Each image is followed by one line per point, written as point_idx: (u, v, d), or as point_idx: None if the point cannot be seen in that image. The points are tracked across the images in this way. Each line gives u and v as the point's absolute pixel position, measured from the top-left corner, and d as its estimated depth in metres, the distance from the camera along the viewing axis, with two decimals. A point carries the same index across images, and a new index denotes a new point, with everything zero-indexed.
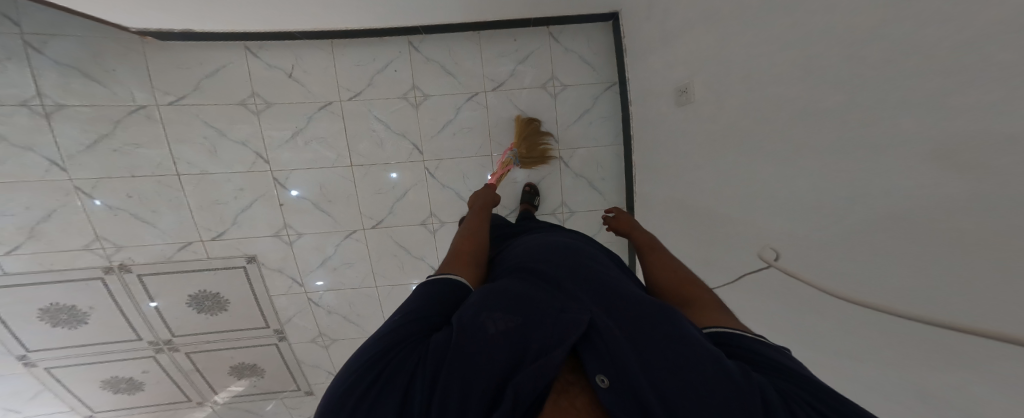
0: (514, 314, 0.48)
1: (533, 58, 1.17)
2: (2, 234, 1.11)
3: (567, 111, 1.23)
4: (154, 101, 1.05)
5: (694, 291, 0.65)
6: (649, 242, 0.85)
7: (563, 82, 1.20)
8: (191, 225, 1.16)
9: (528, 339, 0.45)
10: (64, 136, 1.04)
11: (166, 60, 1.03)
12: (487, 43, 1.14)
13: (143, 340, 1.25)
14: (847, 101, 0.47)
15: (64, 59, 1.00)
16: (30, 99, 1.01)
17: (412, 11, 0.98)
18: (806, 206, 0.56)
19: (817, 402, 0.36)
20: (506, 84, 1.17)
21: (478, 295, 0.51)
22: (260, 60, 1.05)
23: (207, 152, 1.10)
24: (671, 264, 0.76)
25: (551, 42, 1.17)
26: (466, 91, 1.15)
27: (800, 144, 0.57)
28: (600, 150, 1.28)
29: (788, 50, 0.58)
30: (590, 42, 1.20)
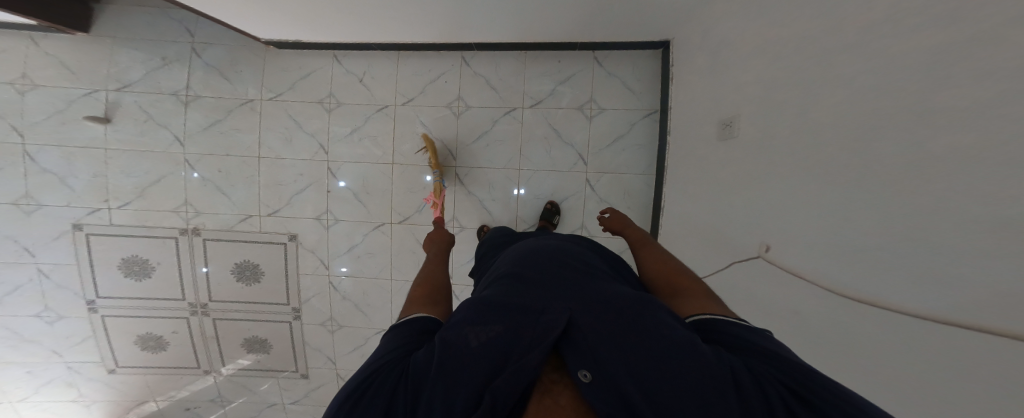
0: (491, 322, 0.48)
1: (574, 80, 1.31)
2: (121, 190, 1.36)
3: (601, 132, 1.32)
4: (258, 96, 1.34)
5: (684, 282, 0.64)
6: (642, 238, 0.85)
7: (601, 105, 1.31)
8: (254, 199, 1.35)
9: (508, 343, 0.44)
10: (191, 122, 1.35)
11: (277, 66, 1.33)
12: (535, 63, 1.30)
13: (184, 301, 1.37)
14: (911, 55, 0.47)
15: (212, 62, 1.35)
16: (179, 90, 1.36)
17: (471, 32, 1.18)
18: (860, 169, 0.54)
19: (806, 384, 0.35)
20: (544, 103, 1.31)
21: (462, 311, 0.51)
22: (343, 66, 1.30)
23: (282, 140, 1.34)
24: (664, 257, 0.76)
25: (595, 66, 1.30)
26: (505, 105, 1.31)
27: (858, 106, 0.56)
28: (630, 177, 1.34)
29: (846, 26, 0.59)
30: (637, 67, 1.30)
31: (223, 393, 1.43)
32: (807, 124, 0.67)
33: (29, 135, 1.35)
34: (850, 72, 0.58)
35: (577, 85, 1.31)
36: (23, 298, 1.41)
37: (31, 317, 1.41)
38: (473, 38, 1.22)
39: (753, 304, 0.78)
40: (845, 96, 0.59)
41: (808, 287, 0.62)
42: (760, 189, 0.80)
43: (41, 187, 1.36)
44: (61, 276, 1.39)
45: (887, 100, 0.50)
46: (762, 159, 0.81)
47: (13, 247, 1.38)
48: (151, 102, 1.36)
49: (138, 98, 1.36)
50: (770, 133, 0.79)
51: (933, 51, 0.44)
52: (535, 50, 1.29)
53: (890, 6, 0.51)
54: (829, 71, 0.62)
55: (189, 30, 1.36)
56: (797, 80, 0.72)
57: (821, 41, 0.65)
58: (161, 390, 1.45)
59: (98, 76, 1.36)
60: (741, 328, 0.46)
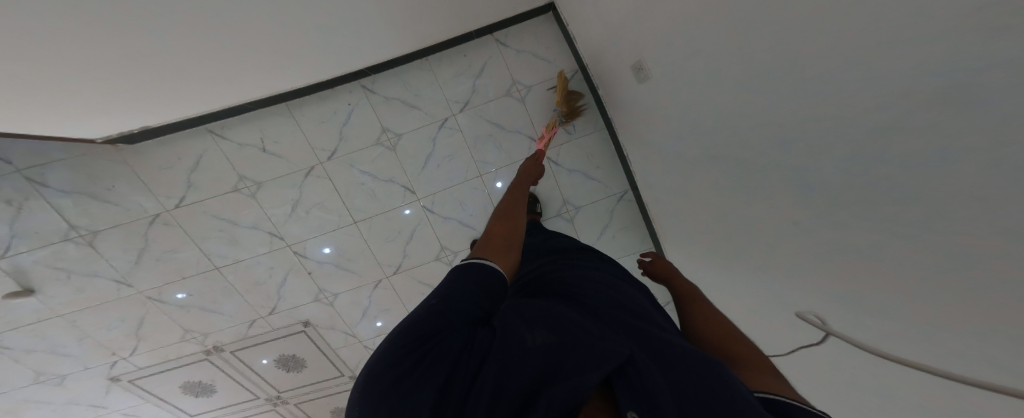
0: (561, 332, 0.34)
1: (487, 69, 1.00)
2: (119, 340, 1.26)
3: (539, 111, 1.03)
4: (162, 208, 1.03)
5: (739, 351, 0.48)
6: (686, 288, 0.69)
7: (527, 84, 1.02)
8: (247, 307, 1.22)
9: (575, 356, 0.31)
10: (117, 260, 1.10)
11: (151, 165, 0.98)
12: (440, 65, 0.98)
13: (260, 397, 1.44)
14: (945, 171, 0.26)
15: (67, 186, 1.01)
16: (69, 233, 1.06)
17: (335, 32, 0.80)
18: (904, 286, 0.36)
19: None
20: (472, 103, 1.01)
21: (522, 305, 0.40)
22: (228, 140, 0.95)
23: (227, 242, 1.09)
24: (714, 315, 0.59)
25: (500, 47, 0.99)
26: (435, 119, 1.00)
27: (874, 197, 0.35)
28: (585, 141, 1.11)
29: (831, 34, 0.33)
30: (537, 35, 1.01)
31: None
32: (804, 171, 0.46)
33: None
34: (855, 143, 0.35)
35: (493, 73, 1.00)
36: None
37: None
38: (335, 45, 0.83)
39: (775, 331, 0.68)
40: (852, 172, 0.37)
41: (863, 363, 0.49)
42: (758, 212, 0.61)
43: (45, 363, 1.29)
44: (145, 410, 1.47)
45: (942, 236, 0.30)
46: (752, 175, 0.59)
47: (81, 407, 1.42)
48: (53, 254, 1.09)
49: (34, 255, 1.08)
50: (752, 149, 0.55)
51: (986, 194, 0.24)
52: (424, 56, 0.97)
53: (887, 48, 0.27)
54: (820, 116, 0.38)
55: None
56: (774, 86, 0.45)
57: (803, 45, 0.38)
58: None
59: None
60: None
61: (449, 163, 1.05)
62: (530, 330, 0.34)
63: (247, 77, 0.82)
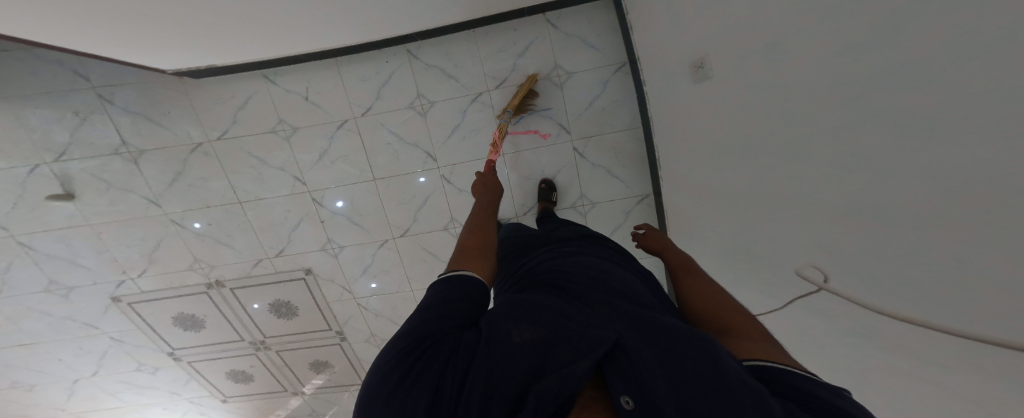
0: (542, 328, 0.46)
1: (532, 50, 1.10)
2: (132, 261, 1.33)
3: (575, 100, 1.15)
4: (204, 139, 1.15)
5: (737, 320, 0.57)
6: (683, 263, 0.77)
7: (568, 70, 1.12)
8: (258, 245, 1.30)
9: (554, 347, 0.42)
10: (154, 180, 1.22)
11: (204, 98, 1.10)
12: (486, 40, 1.08)
13: (245, 340, 1.45)
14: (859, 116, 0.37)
15: (131, 106, 1.13)
16: (120, 148, 1.19)
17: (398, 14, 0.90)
18: (832, 227, 0.47)
19: None
20: (508, 80, 1.11)
21: (507, 308, 0.52)
22: (278, 86, 1.07)
23: (256, 179, 1.21)
24: (710, 286, 0.68)
25: (551, 30, 1.09)
26: (469, 92, 1.11)
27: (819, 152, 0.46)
28: (616, 137, 1.19)
29: (803, 27, 0.46)
30: (592, 20, 1.09)
31: (314, 408, 1.57)
32: (782, 142, 0.55)
33: (12, 226, 1.29)
34: (817, 101, 0.45)
35: (537, 54, 1.10)
36: (117, 357, 1.54)
37: (134, 371, 1.57)
38: (404, 22, 0.95)
39: (757, 308, 0.76)
40: (806, 136, 0.49)
41: (805, 316, 0.59)
42: (747, 194, 0.70)
43: (58, 272, 1.36)
44: (133, 338, 1.48)
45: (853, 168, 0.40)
46: (745, 158, 0.68)
47: (75, 324, 1.46)
48: (100, 167, 1.21)
49: (83, 165, 1.21)
50: (749, 129, 0.65)
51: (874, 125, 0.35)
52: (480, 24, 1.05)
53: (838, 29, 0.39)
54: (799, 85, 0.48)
55: (81, 72, 1.10)
56: (767, 69, 0.56)
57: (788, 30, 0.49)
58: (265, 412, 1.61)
59: (28, 150, 1.19)
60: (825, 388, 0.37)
61: (473, 137, 1.16)
62: (516, 329, 0.45)
63: (319, 34, 0.92)
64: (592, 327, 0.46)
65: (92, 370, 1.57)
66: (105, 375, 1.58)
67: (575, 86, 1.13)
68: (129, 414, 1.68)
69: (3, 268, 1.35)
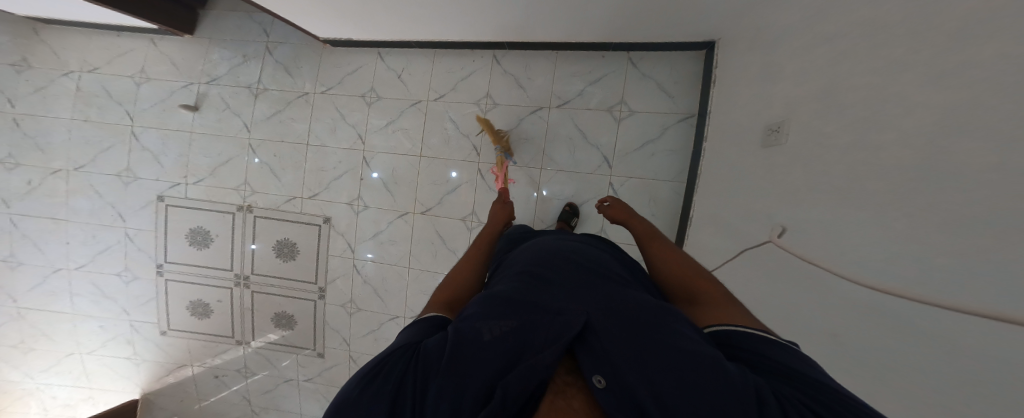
0: (511, 319, 0.47)
1: (603, 81, 1.31)
2: (198, 168, 1.58)
3: (631, 134, 1.31)
4: (312, 90, 1.46)
5: (703, 286, 0.55)
6: (648, 231, 0.75)
7: (632, 108, 1.30)
8: (300, 184, 1.49)
9: (523, 340, 0.44)
10: (258, 111, 1.52)
11: (331, 62, 1.45)
12: (564, 64, 1.33)
13: (231, 272, 1.60)
14: (992, 23, 0.40)
15: (282, 59, 1.50)
16: (253, 84, 1.54)
17: (501, 31, 1.23)
18: (932, 158, 0.46)
19: (817, 404, 0.31)
20: (571, 103, 1.33)
21: (479, 306, 0.52)
22: (385, 63, 1.41)
23: (328, 130, 1.46)
24: (677, 253, 0.66)
25: (630, 68, 1.30)
26: (531, 104, 1.34)
27: (929, 85, 0.48)
28: (659, 184, 1.30)
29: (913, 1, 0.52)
30: (673, 70, 1.28)
31: (247, 363, 1.65)
32: (872, 108, 0.58)
33: (137, 119, 1.63)
34: (924, 46, 0.49)
35: (608, 86, 1.31)
36: (110, 257, 1.69)
37: (112, 275, 1.70)
38: (509, 33, 1.25)
39: (794, 322, 0.69)
40: (915, 85, 0.50)
41: (865, 302, 0.52)
42: (822, 180, 0.68)
43: (139, 163, 1.63)
44: (142, 240, 1.66)
45: (983, 43, 0.41)
46: (823, 146, 0.70)
47: (110, 212, 1.67)
48: (230, 93, 1.56)
49: (221, 90, 1.57)
50: (834, 111, 0.68)
51: (1006, 19, 0.38)
52: (565, 49, 1.32)
53: None
54: (914, 23, 0.52)
55: (266, 30, 1.53)
56: (868, 42, 0.62)
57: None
58: (191, 353, 1.69)
59: (194, 70, 1.60)
60: (766, 344, 0.40)
61: (521, 145, 1.35)
62: (486, 325, 0.45)
63: (447, 32, 1.26)
64: (562, 314, 0.49)
65: (79, 263, 1.71)
66: (85, 272, 1.71)
67: (632, 122, 1.30)
68: (63, 324, 1.75)
69: (103, 149, 1.65)
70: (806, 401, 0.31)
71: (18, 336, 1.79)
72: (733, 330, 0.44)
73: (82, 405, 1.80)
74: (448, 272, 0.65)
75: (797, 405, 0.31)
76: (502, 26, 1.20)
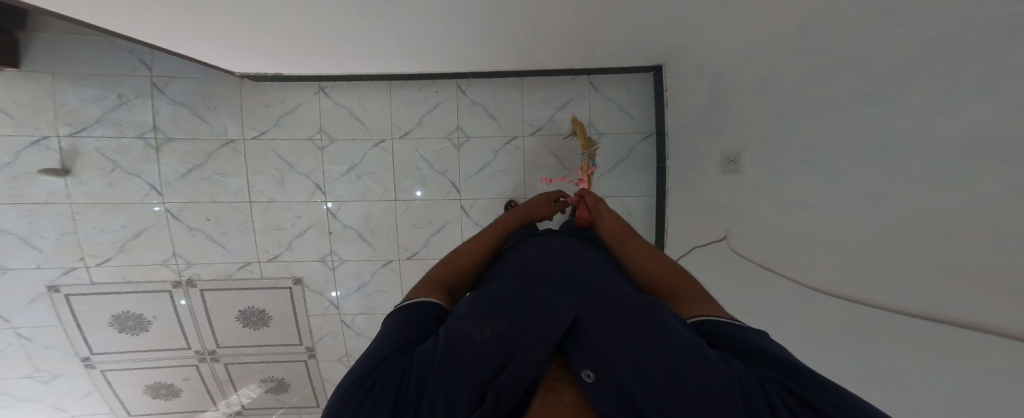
0: (501, 320, 0.45)
1: (570, 105, 1.28)
2: (99, 246, 1.27)
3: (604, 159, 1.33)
4: (240, 136, 1.18)
5: (681, 285, 0.57)
6: (625, 232, 0.73)
7: (600, 131, 1.31)
8: (253, 247, 1.28)
9: (515, 336, 0.43)
10: (167, 168, 1.21)
11: (257, 100, 1.17)
12: (529, 90, 1.26)
13: (191, 350, 1.38)
14: (866, 193, 0.49)
15: (180, 98, 1.17)
16: (147, 132, 1.20)
17: (457, 63, 1.10)
18: (828, 278, 0.57)
19: (793, 382, 0.34)
20: (543, 129, 1.28)
21: (468, 305, 0.51)
22: (330, 98, 1.18)
23: (275, 183, 1.22)
24: (653, 254, 0.66)
25: (592, 90, 1.28)
26: (504, 134, 1.27)
27: (826, 212, 0.58)
28: (632, 199, 1.36)
29: (821, 122, 0.60)
30: (631, 90, 1.30)
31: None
32: (793, 203, 0.68)
33: None
34: (825, 174, 0.59)
35: (575, 110, 1.28)
36: (10, 361, 1.36)
37: (21, 379, 1.38)
38: (463, 63, 1.11)
39: None
40: (818, 206, 0.60)
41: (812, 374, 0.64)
42: (755, 247, 0.80)
43: (5, 250, 1.25)
44: (46, 338, 1.34)
45: (858, 182, 0.51)
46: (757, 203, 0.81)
47: None
48: (117, 148, 1.20)
49: (100, 143, 1.20)
50: (770, 173, 0.76)
51: (878, 200, 0.47)
52: (530, 75, 1.24)
53: (848, 130, 0.54)
54: (818, 128, 0.61)
55: (146, 60, 1.16)
56: (790, 121, 0.70)
57: (808, 102, 0.64)
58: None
59: (44, 121, 1.18)
60: (741, 326, 0.43)
61: (501, 176, 1.29)
62: (479, 325, 0.44)
63: (393, 64, 1.09)
64: (552, 311, 0.48)
65: None
66: None
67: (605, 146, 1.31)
68: None
69: None
70: (787, 383, 0.34)
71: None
72: (707, 321, 0.46)
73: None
74: (444, 260, 0.64)
75: (784, 391, 0.33)
76: (456, 58, 1.07)
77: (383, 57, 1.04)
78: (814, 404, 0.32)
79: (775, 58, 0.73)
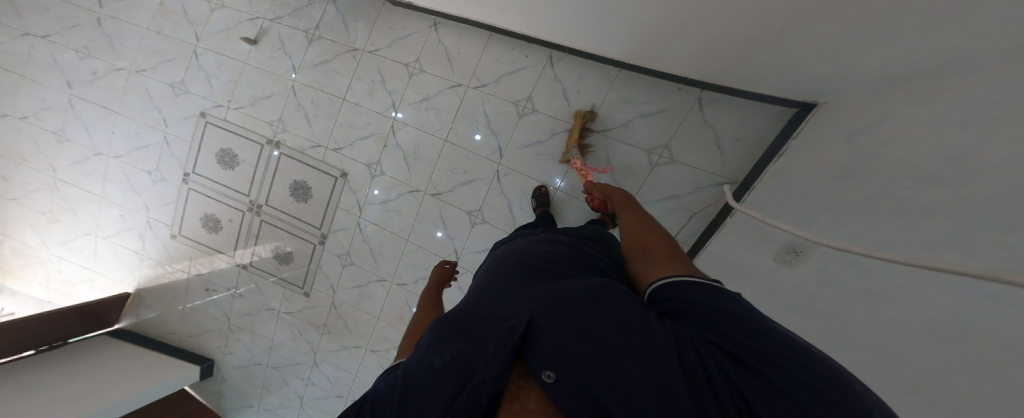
0: (457, 338, 0.47)
1: (658, 117, 1.27)
2: (242, 96, 1.68)
3: (661, 181, 1.30)
4: (362, 47, 1.49)
5: (655, 245, 0.62)
6: (626, 202, 0.80)
7: (673, 156, 1.27)
8: (327, 134, 1.54)
9: (469, 357, 0.44)
10: (308, 57, 1.58)
11: (387, 22, 1.46)
12: (618, 87, 1.28)
13: (247, 198, 1.67)
14: (1013, 186, 0.39)
15: (341, 8, 1.53)
16: (310, 29, 1.59)
17: (560, 37, 1.21)
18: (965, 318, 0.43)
19: (747, 353, 0.36)
20: (612, 130, 1.31)
21: (427, 330, 0.52)
22: (437, 34, 1.40)
23: (366, 90, 1.48)
24: (643, 220, 0.72)
25: (695, 107, 1.23)
26: (575, 122, 1.33)
27: (966, 227, 0.45)
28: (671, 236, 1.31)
29: (962, 128, 0.49)
30: (744, 123, 1.19)
31: (240, 280, 1.72)
32: (914, 224, 0.55)
33: (199, 38, 1.73)
34: (961, 183, 0.47)
35: (659, 122, 1.27)
36: (146, 155, 1.82)
37: (144, 172, 1.83)
38: (577, 41, 1.21)
39: None
40: (953, 226, 0.47)
41: None
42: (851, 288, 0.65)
43: (191, 78, 1.74)
44: (176, 148, 1.78)
45: (998, 177, 0.40)
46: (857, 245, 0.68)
47: (156, 115, 1.79)
48: (288, 35, 1.63)
49: (281, 29, 1.64)
50: (885, 199, 0.63)
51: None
52: (632, 69, 1.25)
53: (993, 124, 0.44)
54: (957, 133, 0.50)
55: None
56: (916, 149, 0.59)
57: (948, 110, 0.53)
58: (191, 262, 1.81)
59: (262, 6, 1.67)
60: (707, 292, 0.46)
61: (544, 159, 1.36)
62: (436, 352, 0.46)
63: (509, 23, 1.24)
64: (507, 318, 0.49)
65: (118, 154, 1.85)
66: (121, 162, 1.85)
67: (668, 171, 1.28)
68: (91, 204, 1.90)
69: (165, 60, 1.77)
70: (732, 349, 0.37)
71: (49, 204, 1.94)
72: (669, 283, 0.50)
73: (83, 283, 1.98)
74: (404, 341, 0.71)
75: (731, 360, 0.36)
76: (559, 32, 1.18)
77: (497, 15, 1.22)
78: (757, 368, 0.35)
79: (904, 74, 0.63)
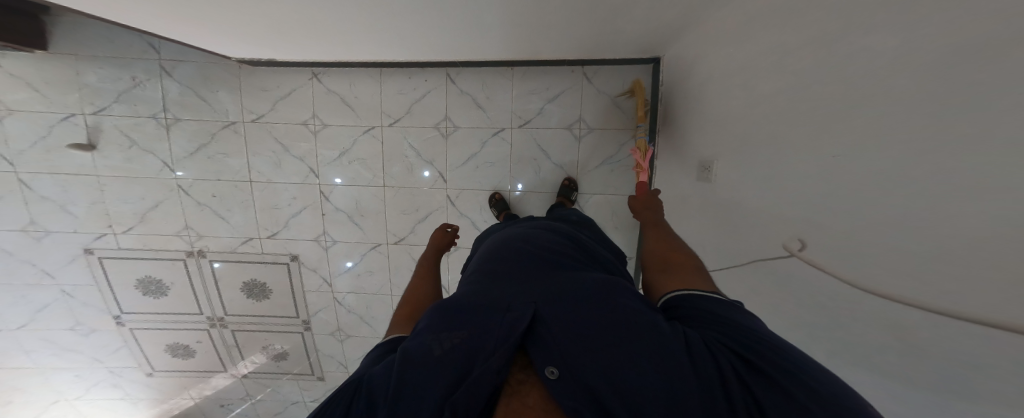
0: (458, 328, 0.44)
1: (562, 97, 1.24)
2: (122, 215, 1.40)
3: (590, 153, 1.28)
4: (240, 119, 1.27)
5: (680, 259, 0.59)
6: (653, 220, 0.75)
7: (590, 125, 1.26)
8: (254, 224, 1.37)
9: (473, 343, 0.42)
10: (177, 146, 1.31)
11: (255, 85, 1.24)
12: (519, 81, 1.23)
13: (203, 315, 1.51)
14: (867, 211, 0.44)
15: (185, 82, 1.26)
16: (158, 113, 1.29)
17: (450, 54, 1.11)
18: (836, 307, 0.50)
19: (747, 350, 0.36)
20: (532, 122, 1.26)
21: (425, 316, 0.50)
22: (323, 84, 1.23)
23: (272, 164, 1.30)
24: (667, 236, 0.68)
25: (584, 80, 1.22)
26: (493, 126, 1.26)
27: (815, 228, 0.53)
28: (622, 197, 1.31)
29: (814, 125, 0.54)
30: (626, 80, 1.22)
31: (248, 388, 1.65)
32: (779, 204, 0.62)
33: (19, 163, 1.35)
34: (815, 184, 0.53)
35: (565, 102, 1.24)
36: (54, 315, 1.54)
37: (65, 330, 1.56)
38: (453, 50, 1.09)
39: None
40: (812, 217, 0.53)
41: None
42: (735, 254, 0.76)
43: (44, 215, 1.40)
44: (83, 295, 1.51)
45: (859, 195, 0.44)
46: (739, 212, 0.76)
47: (33, 270, 1.47)
48: (134, 126, 1.31)
49: (117, 121, 1.30)
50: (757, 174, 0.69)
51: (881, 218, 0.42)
52: (518, 63, 1.21)
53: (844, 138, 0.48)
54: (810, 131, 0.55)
55: (153, 45, 1.24)
56: (773, 132, 0.64)
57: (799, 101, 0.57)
58: (187, 389, 1.68)
59: (71, 98, 1.29)
60: (713, 302, 0.45)
61: (487, 168, 1.30)
62: (436, 338, 0.43)
63: (379, 52, 1.09)
64: (510, 309, 0.47)
65: (20, 323, 1.55)
66: (30, 330, 1.56)
67: (593, 140, 1.26)
68: (31, 378, 1.63)
69: None
70: (736, 349, 0.36)
71: None
72: (688, 295, 0.48)
73: None
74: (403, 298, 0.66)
75: (733, 357, 0.36)
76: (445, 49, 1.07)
77: (374, 48, 1.06)
78: (756, 365, 0.34)
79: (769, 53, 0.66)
